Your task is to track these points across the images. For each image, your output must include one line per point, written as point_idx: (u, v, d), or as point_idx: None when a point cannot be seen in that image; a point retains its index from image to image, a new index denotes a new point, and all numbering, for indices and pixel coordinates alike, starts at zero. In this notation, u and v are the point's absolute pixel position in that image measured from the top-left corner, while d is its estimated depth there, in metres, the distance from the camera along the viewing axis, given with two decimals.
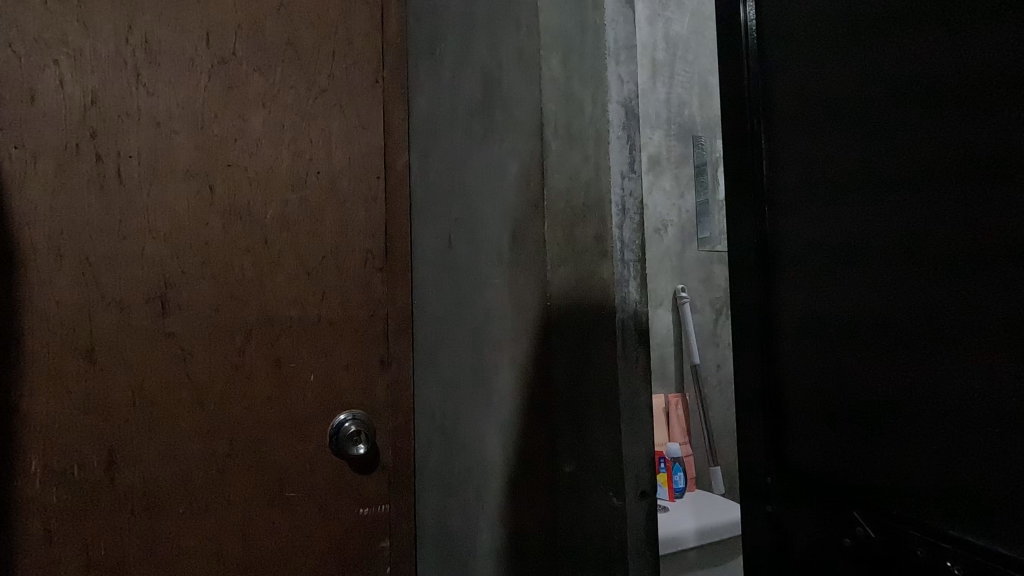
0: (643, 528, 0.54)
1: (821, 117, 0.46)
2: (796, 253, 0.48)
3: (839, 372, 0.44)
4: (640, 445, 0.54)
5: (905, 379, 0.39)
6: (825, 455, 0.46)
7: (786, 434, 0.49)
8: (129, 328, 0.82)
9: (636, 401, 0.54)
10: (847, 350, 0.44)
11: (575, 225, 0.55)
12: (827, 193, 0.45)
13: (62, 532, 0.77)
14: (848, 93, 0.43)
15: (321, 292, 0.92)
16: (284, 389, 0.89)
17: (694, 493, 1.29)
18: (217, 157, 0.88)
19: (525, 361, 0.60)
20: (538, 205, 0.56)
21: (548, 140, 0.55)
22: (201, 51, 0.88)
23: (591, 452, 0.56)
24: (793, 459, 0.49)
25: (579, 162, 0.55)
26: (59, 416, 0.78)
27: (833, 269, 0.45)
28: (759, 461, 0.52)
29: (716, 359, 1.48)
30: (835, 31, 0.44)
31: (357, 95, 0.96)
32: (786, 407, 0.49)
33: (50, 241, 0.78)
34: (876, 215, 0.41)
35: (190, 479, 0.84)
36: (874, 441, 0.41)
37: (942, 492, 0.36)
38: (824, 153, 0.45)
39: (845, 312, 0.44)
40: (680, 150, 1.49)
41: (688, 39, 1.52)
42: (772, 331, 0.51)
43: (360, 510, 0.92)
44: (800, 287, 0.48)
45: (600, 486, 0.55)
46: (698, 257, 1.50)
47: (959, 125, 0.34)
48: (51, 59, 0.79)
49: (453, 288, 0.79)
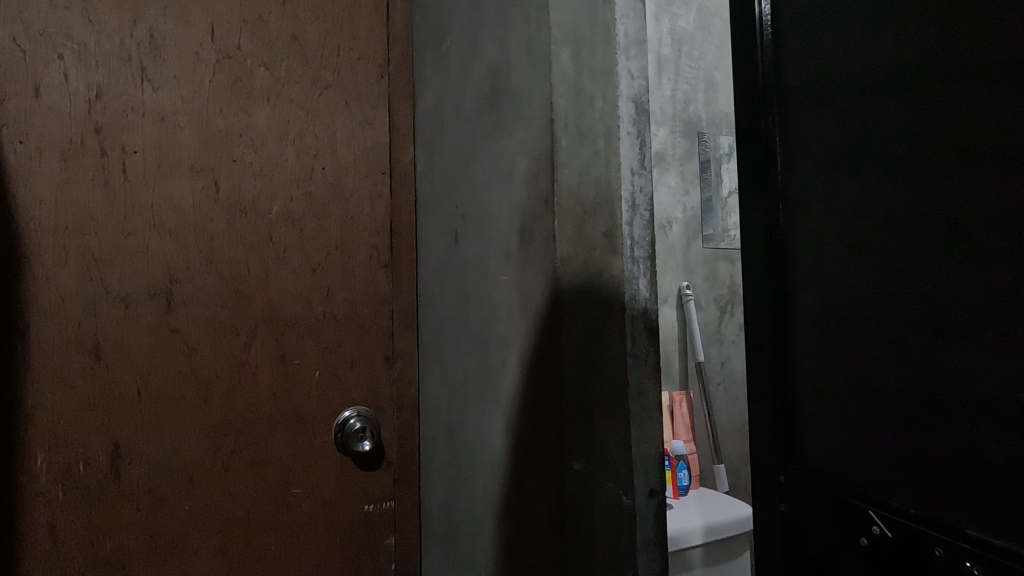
0: (652, 525, 0.53)
1: (835, 112, 0.45)
2: (809, 250, 0.48)
3: (854, 370, 0.44)
4: (649, 442, 0.54)
5: (917, 376, 0.38)
6: (840, 453, 0.45)
7: (799, 433, 0.49)
8: (134, 324, 0.81)
9: (646, 399, 0.54)
10: (857, 348, 0.43)
11: (585, 221, 0.55)
12: (840, 190, 0.45)
13: (68, 528, 0.77)
14: (861, 91, 0.42)
15: (326, 289, 0.92)
16: (289, 386, 0.89)
17: (698, 490, 1.29)
18: (222, 152, 0.87)
19: (533, 359, 0.59)
20: (548, 201, 0.55)
21: (558, 137, 0.54)
22: (205, 45, 0.87)
23: (601, 451, 0.56)
24: (807, 458, 0.49)
25: (589, 158, 0.55)
26: (64, 412, 0.78)
27: (845, 267, 0.44)
28: (771, 459, 0.52)
29: (721, 357, 1.47)
30: (850, 26, 0.44)
31: (362, 91, 0.96)
32: (799, 405, 0.49)
33: (55, 236, 0.78)
34: (891, 211, 0.40)
35: (196, 475, 0.84)
36: (890, 439, 0.41)
37: (960, 492, 0.36)
38: (838, 149, 0.45)
39: (856, 311, 0.43)
40: (685, 147, 1.48)
41: (693, 34, 1.51)
42: (784, 329, 0.51)
43: (365, 506, 0.92)
44: (811, 285, 0.48)
45: (610, 484, 0.54)
46: (703, 254, 1.49)
47: (972, 120, 0.34)
48: (55, 54, 0.79)
49: (460, 285, 0.79)
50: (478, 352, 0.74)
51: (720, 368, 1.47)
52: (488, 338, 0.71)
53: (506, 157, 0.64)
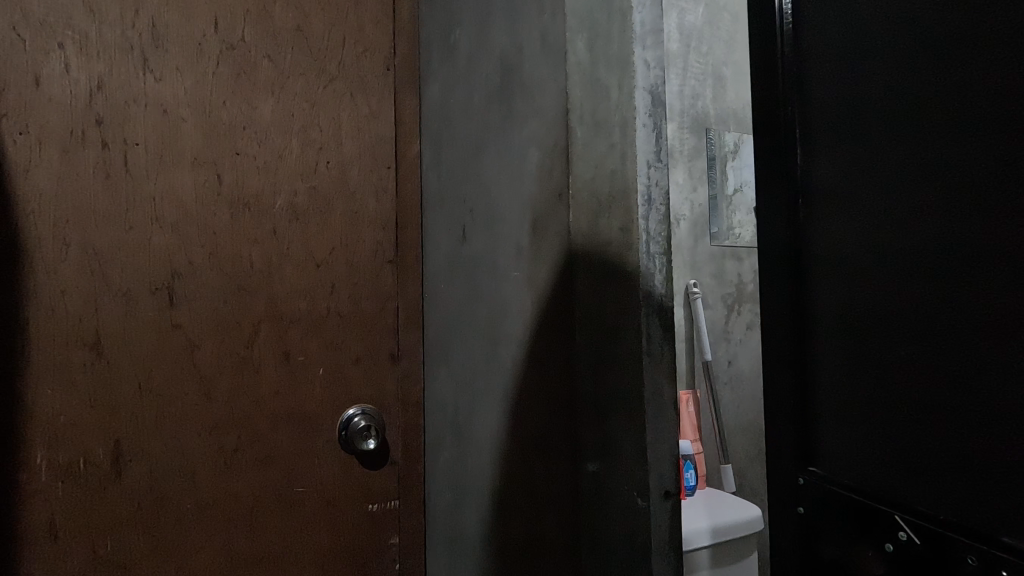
0: (667, 530, 0.52)
1: (857, 102, 0.44)
2: (828, 246, 0.46)
3: (877, 370, 0.42)
4: (664, 444, 0.53)
5: (945, 378, 0.37)
6: (862, 456, 0.44)
7: (818, 435, 0.48)
8: (135, 319, 0.80)
9: (660, 399, 0.53)
10: (876, 346, 0.42)
11: (600, 215, 0.55)
12: (858, 185, 0.44)
13: (68, 526, 0.76)
14: (880, 84, 0.41)
15: (330, 285, 0.91)
16: (292, 383, 0.87)
17: (705, 491, 1.28)
18: (225, 145, 0.86)
19: (548, 356, 0.61)
20: (561, 194, 0.56)
21: (573, 128, 0.55)
22: (208, 36, 0.85)
23: (614, 452, 0.55)
24: (827, 461, 0.47)
25: (604, 150, 0.55)
26: (64, 408, 0.76)
27: (865, 265, 0.43)
28: (786, 463, 0.50)
29: (728, 357, 1.46)
30: (866, 16, 0.43)
31: (368, 83, 0.94)
32: (818, 407, 0.48)
33: (55, 230, 0.77)
34: (920, 203, 0.39)
35: (198, 473, 0.82)
36: (917, 442, 0.39)
37: (998, 498, 0.34)
38: (861, 141, 0.43)
39: (879, 309, 0.42)
40: (694, 143, 1.46)
41: (702, 29, 1.49)
42: (801, 329, 0.49)
43: (369, 505, 0.91)
44: (829, 283, 0.46)
45: (624, 486, 0.53)
46: (710, 252, 1.47)
47: (999, 110, 0.33)
48: (56, 43, 0.77)
49: (467, 282, 0.77)
50: (486, 348, 0.72)
51: (727, 368, 1.45)
52: (497, 335, 0.69)
53: (516, 152, 0.63)
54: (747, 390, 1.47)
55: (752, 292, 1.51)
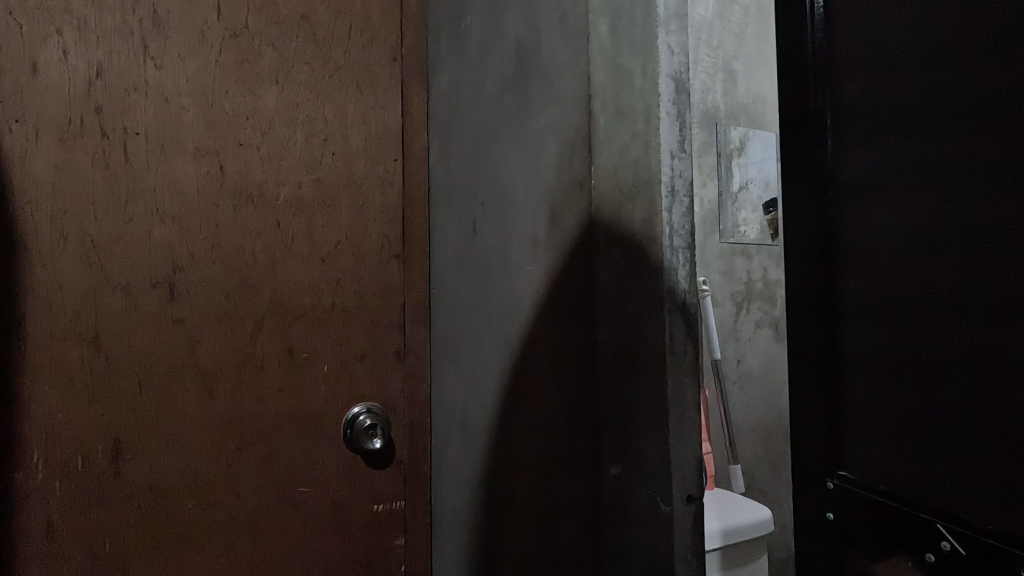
0: (691, 536, 0.51)
1: (896, 85, 0.41)
2: (862, 239, 0.44)
3: (915, 367, 0.40)
4: (686, 448, 0.51)
5: (996, 375, 0.35)
6: (895, 459, 0.42)
7: (846, 437, 0.46)
8: (135, 314, 0.78)
9: (684, 400, 0.51)
10: (914, 346, 0.40)
11: (623, 206, 0.56)
12: (894, 172, 0.41)
13: (65, 527, 0.74)
14: (924, 65, 0.39)
15: (335, 279, 0.88)
16: (297, 380, 0.85)
17: (715, 492, 1.26)
18: (228, 135, 0.83)
19: (564, 344, 0.62)
20: (583, 185, 0.58)
21: (595, 117, 0.56)
22: (211, 23, 0.83)
23: (638, 451, 0.55)
24: (856, 463, 0.45)
25: (627, 139, 0.55)
26: (62, 405, 0.74)
27: (901, 257, 0.41)
28: (814, 465, 0.48)
29: (736, 356, 1.44)
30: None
31: (374, 73, 0.91)
32: (847, 407, 0.45)
33: (53, 221, 0.74)
34: (968, 190, 0.36)
35: (199, 472, 0.80)
36: (962, 445, 0.37)
37: None
38: (899, 125, 0.41)
39: (919, 304, 0.40)
40: (703, 138, 1.44)
41: (713, 22, 1.47)
42: (832, 325, 0.47)
43: (375, 506, 0.89)
44: (861, 277, 0.44)
45: (647, 490, 0.53)
46: (720, 249, 1.44)
47: None
48: (53, 28, 0.75)
49: (477, 276, 0.75)
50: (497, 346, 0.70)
51: (735, 367, 1.43)
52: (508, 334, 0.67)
53: (534, 142, 0.63)
54: (755, 390, 1.45)
55: (762, 290, 1.48)
